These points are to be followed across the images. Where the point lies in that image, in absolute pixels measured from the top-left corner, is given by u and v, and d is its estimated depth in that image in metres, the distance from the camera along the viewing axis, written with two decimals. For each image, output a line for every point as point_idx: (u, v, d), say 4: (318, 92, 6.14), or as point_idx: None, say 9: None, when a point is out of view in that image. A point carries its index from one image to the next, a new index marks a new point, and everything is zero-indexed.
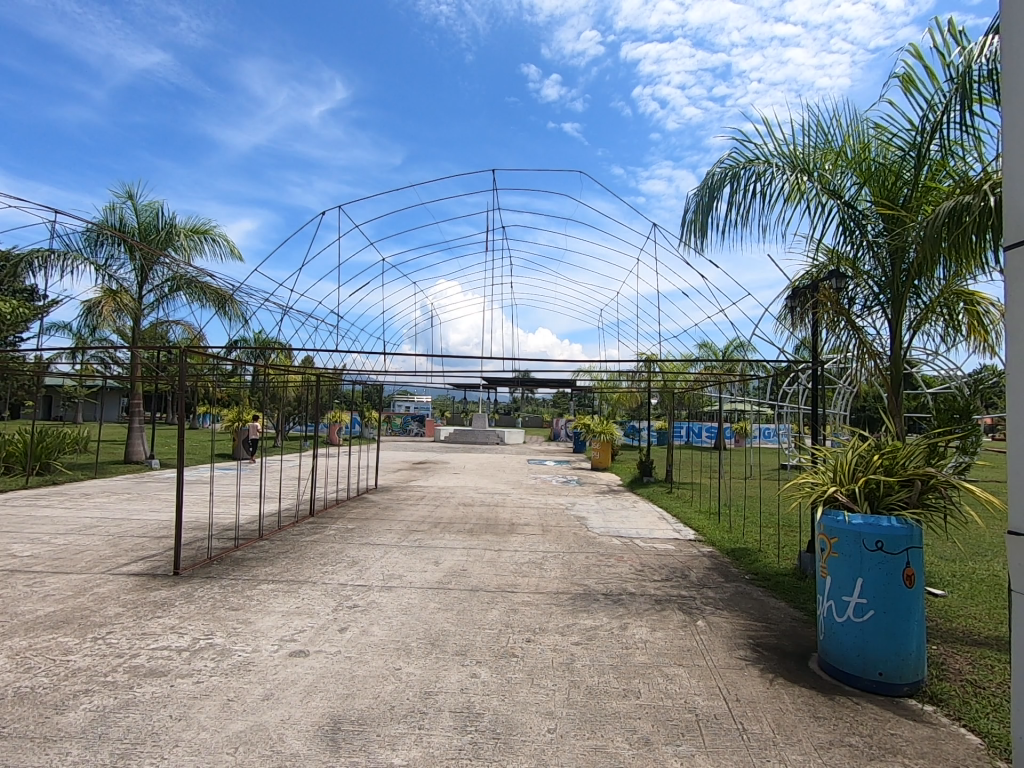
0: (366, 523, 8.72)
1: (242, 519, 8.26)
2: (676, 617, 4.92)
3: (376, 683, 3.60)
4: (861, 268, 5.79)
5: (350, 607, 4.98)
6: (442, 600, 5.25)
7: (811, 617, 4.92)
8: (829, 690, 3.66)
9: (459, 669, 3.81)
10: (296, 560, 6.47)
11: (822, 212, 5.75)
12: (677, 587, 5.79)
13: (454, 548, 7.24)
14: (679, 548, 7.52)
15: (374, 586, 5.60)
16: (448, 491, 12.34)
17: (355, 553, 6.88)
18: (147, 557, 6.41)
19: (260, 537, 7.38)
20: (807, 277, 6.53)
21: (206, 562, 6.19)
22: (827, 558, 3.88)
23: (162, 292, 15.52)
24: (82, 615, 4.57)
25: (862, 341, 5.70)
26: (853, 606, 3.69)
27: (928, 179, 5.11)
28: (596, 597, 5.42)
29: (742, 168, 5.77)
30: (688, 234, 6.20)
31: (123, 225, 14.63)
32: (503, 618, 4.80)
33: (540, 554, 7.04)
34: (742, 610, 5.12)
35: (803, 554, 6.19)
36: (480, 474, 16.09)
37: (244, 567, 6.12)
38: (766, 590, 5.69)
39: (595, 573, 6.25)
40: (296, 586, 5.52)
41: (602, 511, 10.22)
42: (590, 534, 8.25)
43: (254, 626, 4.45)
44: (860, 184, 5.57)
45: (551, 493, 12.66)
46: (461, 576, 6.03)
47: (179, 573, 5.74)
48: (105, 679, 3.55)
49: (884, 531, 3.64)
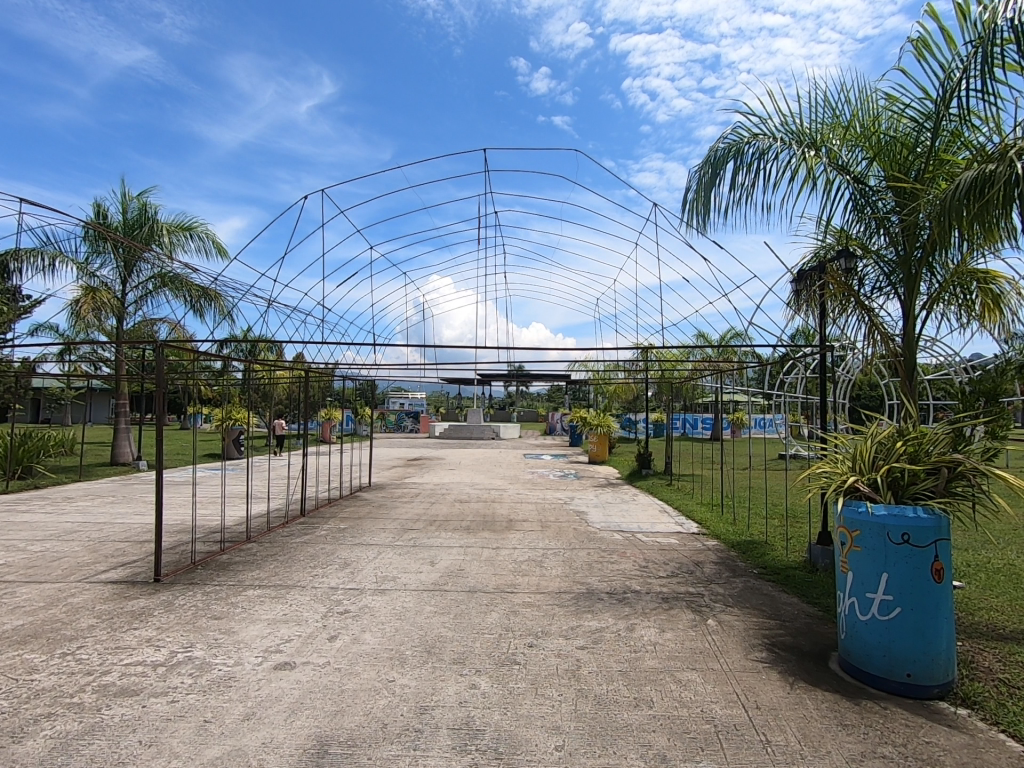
0: (358, 523, 8.40)
1: (229, 521, 7.96)
2: (685, 616, 4.67)
3: (367, 697, 3.33)
4: (871, 248, 5.58)
5: (340, 613, 4.70)
6: (439, 603, 4.98)
7: (826, 614, 4.68)
8: (854, 693, 3.42)
9: (457, 680, 3.54)
10: (285, 563, 6.17)
11: (830, 189, 5.47)
12: (684, 584, 5.54)
13: (449, 547, 6.98)
14: (683, 542, 7.27)
15: (366, 589, 5.33)
16: (443, 488, 12.08)
17: (346, 554, 6.59)
18: (128, 563, 6.11)
19: (248, 539, 7.09)
20: (814, 258, 6.29)
21: (190, 567, 5.89)
22: (848, 553, 3.63)
23: (146, 290, 15.11)
24: (51, 629, 4.27)
25: (873, 322, 5.49)
26: (878, 603, 3.45)
27: (942, 152, 4.84)
28: (600, 596, 5.16)
29: (745, 144, 5.48)
30: (689, 212, 5.90)
31: (107, 221, 14.25)
32: (503, 621, 4.54)
33: (539, 552, 6.76)
34: (753, 607, 4.87)
35: (813, 545, 5.95)
36: (476, 469, 15.80)
37: (229, 572, 5.82)
38: (777, 585, 5.45)
39: (597, 570, 6.01)
40: (284, 591, 5.24)
41: (601, 505, 9.96)
42: (591, 529, 8.01)
43: (238, 636, 4.18)
44: (870, 159, 5.29)
45: (549, 487, 12.39)
46: (457, 576, 5.76)
47: (160, 579, 5.45)
48: (71, 700, 3.27)
49: (910, 523, 3.39)
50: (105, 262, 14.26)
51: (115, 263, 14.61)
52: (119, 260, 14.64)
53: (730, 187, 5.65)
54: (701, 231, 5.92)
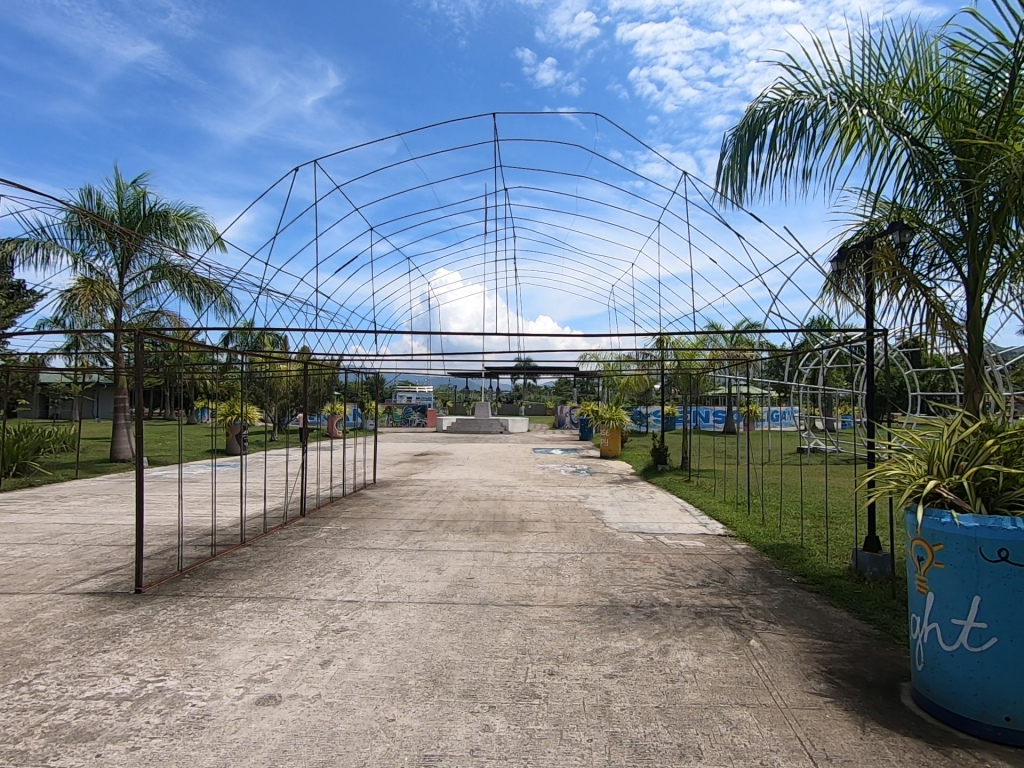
0: (362, 524, 7.91)
1: (224, 523, 7.46)
2: (725, 636, 4.13)
3: (362, 744, 2.81)
4: (928, 221, 5.06)
5: (336, 631, 4.19)
6: (446, 619, 4.47)
7: (884, 634, 4.14)
8: (939, 740, 2.89)
9: (468, 720, 3.02)
10: (279, 571, 5.66)
11: (884, 154, 4.90)
12: (718, 595, 5.00)
13: (458, 551, 6.47)
14: (710, 545, 6.72)
15: (366, 601, 4.83)
16: (451, 485, 11.58)
17: (346, 561, 6.07)
18: (110, 570, 5.63)
19: (242, 543, 6.60)
20: (861, 235, 5.80)
21: (176, 576, 5.38)
22: (927, 570, 3.10)
23: (144, 282, 14.59)
24: (11, 653, 3.78)
25: (932, 303, 4.98)
26: (967, 632, 2.93)
27: (1015, 108, 4.28)
28: (626, 610, 4.63)
29: (788, 103, 4.89)
30: (724, 182, 5.33)
31: (103, 211, 13.71)
32: (518, 642, 4.01)
33: (555, 557, 6.22)
34: (799, 625, 4.34)
35: (858, 551, 5.39)
36: (484, 465, 15.30)
37: (217, 582, 5.31)
38: (821, 597, 4.91)
39: (620, 579, 5.47)
40: (275, 605, 4.73)
41: (618, 504, 9.41)
42: (609, 530, 7.49)
43: (218, 661, 3.67)
44: (928, 119, 4.73)
45: (562, 484, 11.81)
46: (467, 586, 5.25)
47: (141, 590, 4.96)
48: (12, 748, 2.76)
49: (1009, 537, 2.83)
50: (102, 253, 13.74)
51: (112, 254, 14.10)
52: (116, 251, 14.11)
53: (770, 152, 5.08)
54: (736, 203, 5.36)
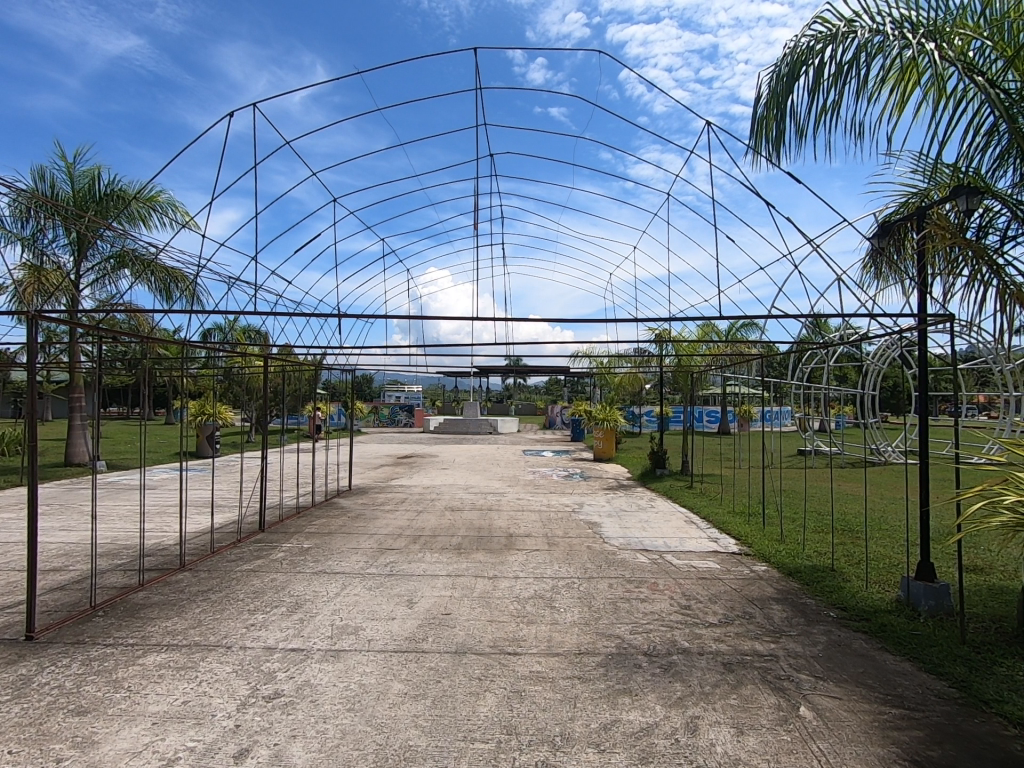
0: (326, 540, 6.92)
1: (163, 543, 6.44)
2: (767, 702, 3.22)
3: None
4: (998, 185, 4.20)
5: (268, 699, 3.24)
6: (412, 675, 3.53)
7: (965, 696, 3.26)
8: None
9: None
10: (216, 606, 4.69)
11: (955, 101, 4.05)
12: (749, 638, 4.09)
13: (434, 576, 5.52)
14: (726, 568, 5.81)
15: (314, 651, 3.87)
16: (434, 492, 10.60)
17: (300, 590, 5.13)
18: (6, 606, 4.63)
19: (179, 568, 5.61)
20: (905, 208, 4.99)
21: (84, 617, 4.38)
22: None
23: (103, 270, 13.50)
24: None
25: (1008, 285, 4.10)
26: None
27: None
28: (637, 662, 3.71)
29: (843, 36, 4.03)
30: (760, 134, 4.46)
31: (56, 193, 12.61)
32: (502, 714, 3.08)
33: (547, 584, 5.31)
34: (859, 684, 3.43)
35: (910, 580, 4.53)
36: (471, 469, 14.30)
37: (136, 623, 4.33)
38: (872, 641, 4.03)
39: (626, 614, 4.56)
40: (199, 656, 3.77)
41: (616, 515, 8.48)
42: (609, 548, 6.57)
43: (94, 754, 2.71)
44: (1010, 59, 3.88)
45: (553, 491, 10.85)
46: (441, 626, 4.31)
47: (33, 635, 3.97)
48: None
49: None
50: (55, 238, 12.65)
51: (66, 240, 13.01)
52: (71, 235, 13.00)
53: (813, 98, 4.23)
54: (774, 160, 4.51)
